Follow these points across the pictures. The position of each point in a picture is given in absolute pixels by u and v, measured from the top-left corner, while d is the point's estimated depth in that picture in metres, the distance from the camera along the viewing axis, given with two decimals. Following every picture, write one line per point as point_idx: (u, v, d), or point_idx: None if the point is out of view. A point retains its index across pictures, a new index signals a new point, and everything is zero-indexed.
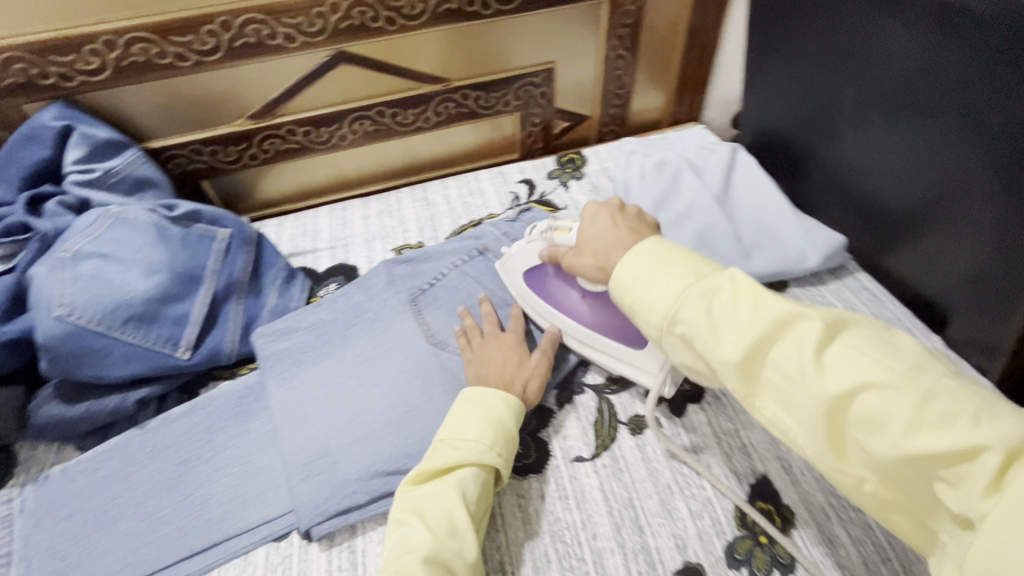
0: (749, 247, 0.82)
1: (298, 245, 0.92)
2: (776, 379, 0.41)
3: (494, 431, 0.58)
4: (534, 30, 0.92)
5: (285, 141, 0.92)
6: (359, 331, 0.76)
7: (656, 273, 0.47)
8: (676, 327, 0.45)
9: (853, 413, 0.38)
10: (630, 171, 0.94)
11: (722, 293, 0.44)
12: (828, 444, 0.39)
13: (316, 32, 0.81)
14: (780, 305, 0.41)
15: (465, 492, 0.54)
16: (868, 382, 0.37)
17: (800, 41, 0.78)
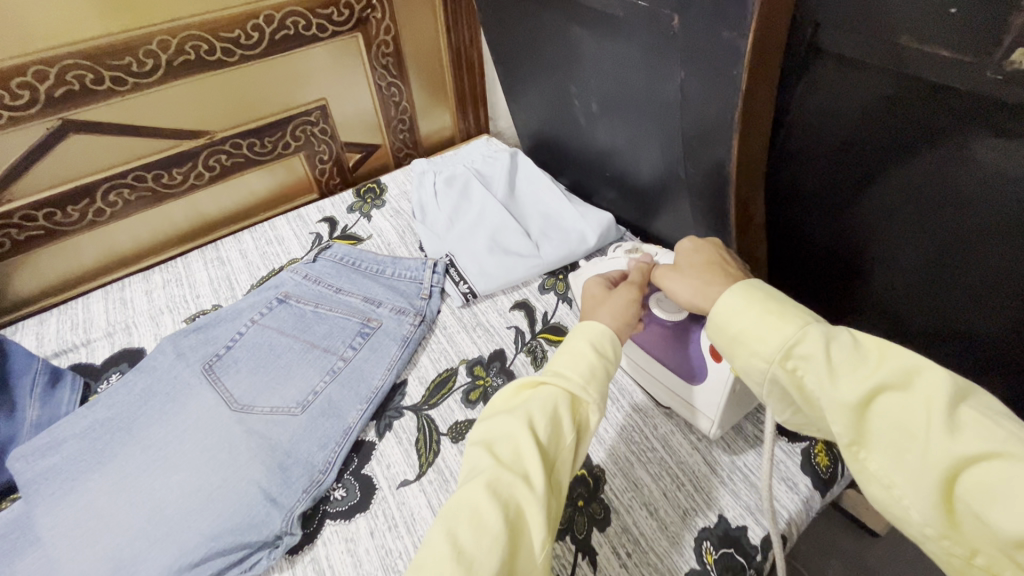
0: (537, 239, 0.89)
1: (66, 341, 0.81)
2: (892, 434, 0.38)
3: (593, 363, 0.50)
4: (295, 71, 0.91)
5: (25, 230, 0.81)
6: (149, 418, 0.68)
7: (760, 306, 0.45)
8: (788, 360, 0.42)
9: (970, 479, 0.35)
10: (423, 190, 0.97)
11: (840, 338, 0.41)
12: (934, 503, 0.36)
13: (24, 104, 0.72)
14: (915, 359, 0.38)
15: (536, 426, 0.47)
16: (1001, 450, 0.34)
17: (522, 60, 0.88)
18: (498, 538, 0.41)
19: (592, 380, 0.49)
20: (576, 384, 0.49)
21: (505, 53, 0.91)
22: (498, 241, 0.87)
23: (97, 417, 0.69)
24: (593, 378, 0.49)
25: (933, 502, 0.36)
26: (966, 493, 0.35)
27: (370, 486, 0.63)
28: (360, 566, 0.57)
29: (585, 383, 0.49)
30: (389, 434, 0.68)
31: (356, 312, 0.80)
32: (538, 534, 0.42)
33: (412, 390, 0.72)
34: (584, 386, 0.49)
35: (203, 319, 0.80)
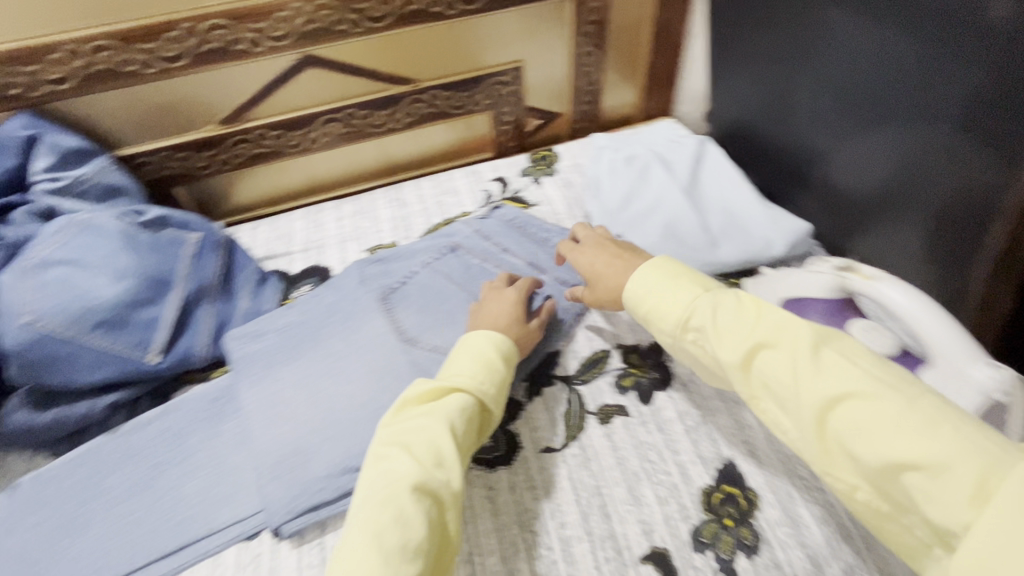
0: (716, 236, 0.83)
1: (272, 248, 0.92)
2: (772, 385, 0.46)
3: (491, 365, 0.61)
4: (502, 30, 0.93)
5: (256, 146, 0.92)
6: (332, 331, 0.76)
7: (668, 279, 0.56)
8: (688, 329, 0.53)
9: (835, 420, 0.42)
10: (600, 166, 0.95)
11: (725, 303, 0.52)
12: (816, 445, 0.43)
13: (280, 36, 0.81)
14: (778, 317, 0.48)
15: (453, 426, 0.55)
16: (851, 391, 0.42)
17: (756, 40, 0.82)
18: (420, 547, 0.46)
19: (496, 383, 0.60)
20: (483, 387, 0.59)
21: (743, 31, 0.84)
22: (675, 231, 0.83)
23: (293, 320, 0.78)
24: (489, 377, 0.60)
25: (818, 444, 0.43)
26: (839, 433, 0.42)
27: (516, 444, 0.65)
28: (497, 515, 0.59)
29: (484, 386, 0.59)
30: (538, 399, 0.68)
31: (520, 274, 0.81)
32: (450, 517, 0.51)
33: (565, 361, 0.72)
34: (495, 390, 0.60)
35: (381, 253, 0.86)
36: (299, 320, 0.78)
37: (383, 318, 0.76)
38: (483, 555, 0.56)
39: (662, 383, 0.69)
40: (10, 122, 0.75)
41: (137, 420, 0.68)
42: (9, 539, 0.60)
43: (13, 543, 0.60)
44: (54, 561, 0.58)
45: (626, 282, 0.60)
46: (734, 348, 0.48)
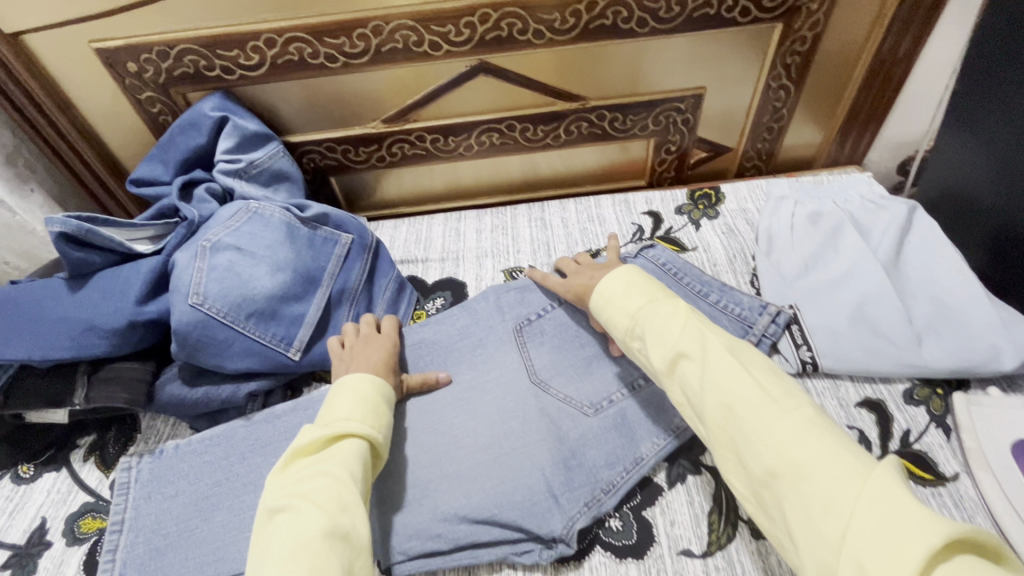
0: (920, 330, 0.69)
1: (410, 252, 0.91)
2: (685, 390, 0.50)
3: (377, 409, 0.59)
4: (692, 52, 0.83)
5: (413, 147, 0.91)
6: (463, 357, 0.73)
7: (623, 289, 0.60)
8: (634, 337, 0.57)
9: (728, 423, 0.45)
10: (777, 220, 0.83)
11: (662, 310, 0.55)
12: (716, 447, 0.47)
13: (461, 41, 0.77)
14: (698, 328, 0.52)
15: (350, 471, 0.51)
16: (743, 398, 0.45)
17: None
18: None
19: (382, 427, 0.58)
20: (375, 432, 0.56)
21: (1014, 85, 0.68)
22: (867, 318, 0.70)
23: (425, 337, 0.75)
24: (376, 421, 0.57)
25: (719, 447, 0.47)
26: (733, 436, 0.45)
27: (650, 536, 0.57)
28: None
29: (367, 424, 0.56)
30: (679, 487, 0.60)
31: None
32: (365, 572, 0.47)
33: (715, 449, 0.63)
34: (382, 434, 0.57)
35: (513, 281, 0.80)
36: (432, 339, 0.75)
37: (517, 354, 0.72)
38: None
39: None
40: (204, 102, 0.78)
41: (270, 411, 0.68)
42: (147, 506, 0.63)
43: (150, 511, 0.62)
44: (182, 539, 0.60)
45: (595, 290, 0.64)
46: (661, 354, 0.52)
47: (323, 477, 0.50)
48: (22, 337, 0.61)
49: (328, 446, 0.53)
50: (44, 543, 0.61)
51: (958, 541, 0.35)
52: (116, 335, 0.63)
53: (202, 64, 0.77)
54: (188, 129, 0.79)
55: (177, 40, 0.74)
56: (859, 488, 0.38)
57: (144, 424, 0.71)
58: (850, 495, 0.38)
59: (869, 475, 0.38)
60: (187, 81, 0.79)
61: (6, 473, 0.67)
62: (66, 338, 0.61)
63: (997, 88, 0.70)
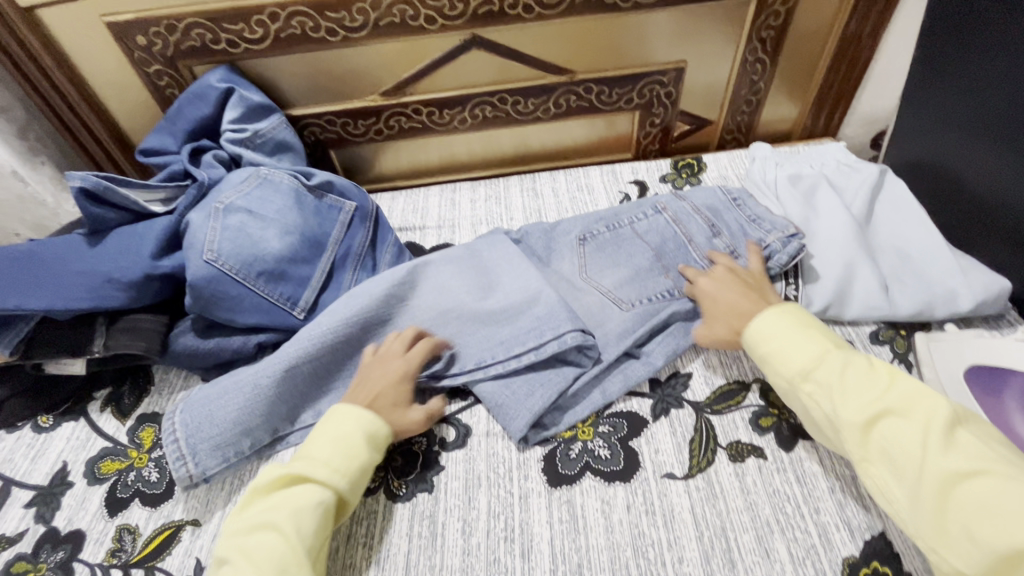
0: (888, 279, 0.74)
1: (407, 220, 0.94)
2: (892, 447, 0.48)
3: (351, 452, 0.57)
4: (674, 27, 0.88)
5: (409, 120, 0.95)
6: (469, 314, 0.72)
7: (794, 331, 0.58)
8: (809, 380, 0.55)
9: (961, 493, 0.44)
10: (759, 181, 0.88)
11: (855, 361, 0.54)
12: (933, 513, 0.45)
13: (455, 16, 0.82)
14: (908, 386, 0.51)
15: (301, 529, 0.51)
16: (982, 469, 0.44)
17: (983, 64, 0.71)
18: None
19: (352, 474, 0.56)
20: (340, 481, 0.55)
21: (966, 51, 0.73)
22: (841, 264, 0.74)
23: (433, 279, 0.74)
24: (341, 464, 0.56)
25: (935, 515, 0.45)
26: (960, 501, 0.44)
27: (636, 461, 0.62)
28: (611, 532, 0.57)
29: (336, 473, 0.55)
30: (663, 420, 0.65)
31: (704, 255, 0.77)
32: None
33: (696, 386, 0.67)
34: (342, 477, 0.55)
35: (600, 211, 0.87)
36: (476, 293, 0.73)
37: (571, 285, 0.78)
38: (592, 569, 0.55)
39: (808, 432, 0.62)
40: (210, 74, 0.82)
41: None
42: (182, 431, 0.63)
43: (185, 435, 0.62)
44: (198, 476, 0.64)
45: (747, 326, 0.62)
46: (860, 407, 0.50)
47: (267, 532, 0.51)
48: (43, 288, 0.64)
49: (283, 490, 0.54)
50: (67, 483, 0.65)
51: None
52: (133, 287, 0.66)
53: (208, 38, 0.81)
54: (196, 101, 0.82)
55: (185, 15, 0.78)
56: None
57: (157, 377, 0.75)
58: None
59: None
60: (194, 55, 0.83)
61: (27, 423, 0.71)
62: (86, 290, 0.65)
63: (954, 52, 0.76)
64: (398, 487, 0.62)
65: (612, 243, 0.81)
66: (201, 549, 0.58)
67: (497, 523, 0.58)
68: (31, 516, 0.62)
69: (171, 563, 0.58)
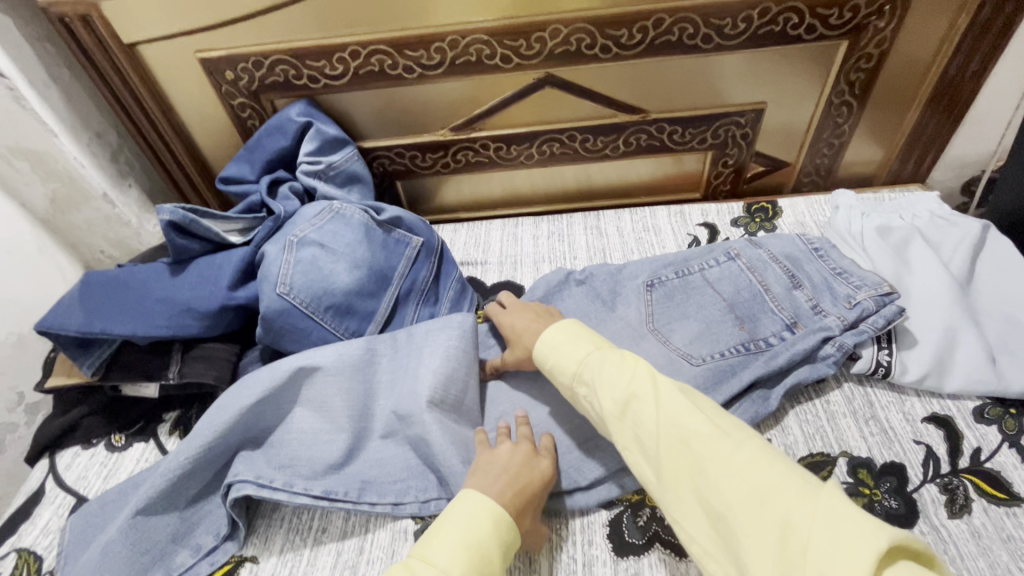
0: (993, 349, 0.67)
1: (469, 254, 0.94)
2: (640, 432, 0.50)
3: (482, 563, 0.48)
4: (757, 68, 0.85)
5: (476, 154, 0.95)
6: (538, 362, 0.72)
7: (567, 337, 0.59)
8: (580, 383, 0.56)
9: (687, 462, 0.46)
10: (843, 232, 0.83)
11: (609, 357, 0.55)
12: (671, 487, 0.47)
13: (531, 55, 0.81)
14: (648, 371, 0.53)
15: None
16: (699, 432, 0.47)
17: None
18: None
19: None
20: None
21: None
22: (942, 330, 0.68)
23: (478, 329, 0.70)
24: None
25: (674, 487, 0.47)
26: (687, 469, 0.46)
27: None
28: None
29: None
30: None
31: (784, 308, 0.72)
32: None
33: None
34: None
35: (670, 255, 0.84)
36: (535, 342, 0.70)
37: (639, 334, 0.74)
38: None
39: (903, 518, 0.57)
40: (291, 108, 0.85)
41: None
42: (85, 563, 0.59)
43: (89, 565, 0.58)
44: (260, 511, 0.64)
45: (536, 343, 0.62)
46: (613, 396, 0.52)
47: None
48: (129, 314, 0.66)
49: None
50: None
51: (897, 551, 0.37)
52: (210, 316, 0.68)
53: (292, 74, 0.83)
54: (275, 133, 0.85)
55: (273, 52, 0.80)
56: (811, 503, 0.39)
57: None
58: (806, 519, 0.38)
59: (821, 496, 0.39)
60: (277, 89, 0.85)
61: (100, 441, 0.73)
62: (166, 318, 0.67)
63: None
64: None
65: (681, 286, 0.78)
66: None
67: None
68: None
69: None
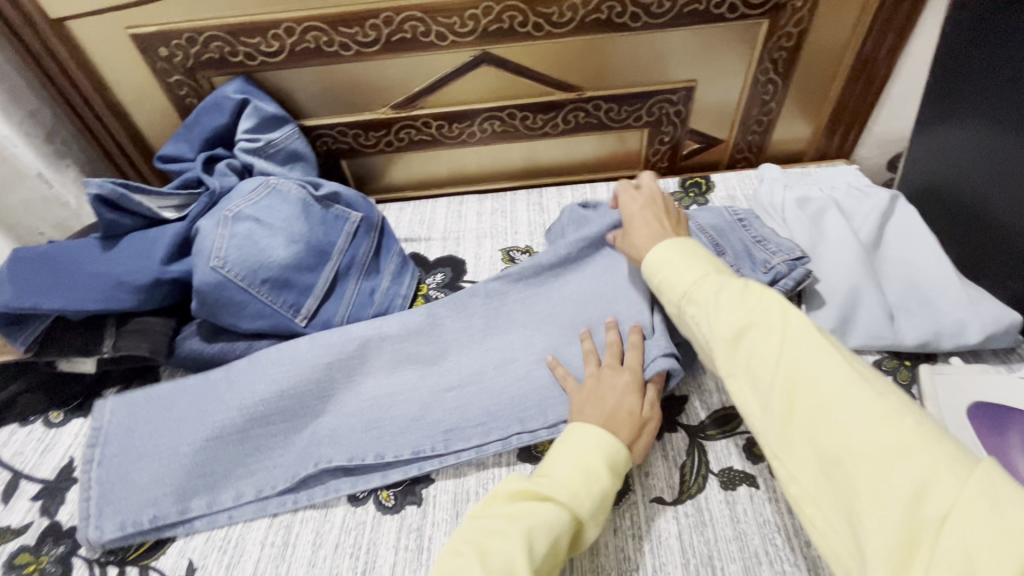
0: (893, 308, 0.73)
1: (414, 231, 0.96)
2: (752, 364, 0.46)
3: (591, 477, 0.53)
4: (686, 47, 0.89)
5: (419, 133, 0.97)
6: (471, 326, 0.74)
7: (682, 257, 0.58)
8: (689, 302, 0.54)
9: (808, 402, 0.42)
10: (767, 204, 0.87)
11: (729, 285, 0.52)
12: (779, 425, 0.44)
13: (466, 32, 0.83)
14: (777, 301, 0.48)
15: (533, 543, 0.47)
16: (832, 377, 0.42)
17: (997, 93, 0.70)
18: None
19: (591, 498, 0.52)
20: (576, 504, 0.51)
21: (982, 80, 0.72)
22: (847, 290, 0.72)
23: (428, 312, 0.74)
24: (584, 490, 0.52)
25: (784, 427, 0.43)
26: (809, 412, 0.42)
27: (625, 483, 0.62)
28: (596, 555, 0.57)
29: (577, 497, 0.51)
30: (656, 443, 0.65)
31: None
32: None
33: (691, 411, 0.67)
34: (590, 510, 0.52)
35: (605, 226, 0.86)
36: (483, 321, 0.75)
37: None
38: None
39: None
40: (227, 85, 0.85)
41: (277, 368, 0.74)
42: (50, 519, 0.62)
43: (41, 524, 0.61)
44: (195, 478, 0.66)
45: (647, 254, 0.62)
46: (726, 319, 0.49)
47: (495, 538, 0.48)
48: (59, 289, 0.67)
49: (526, 500, 0.51)
50: (72, 479, 0.67)
51: None
52: (143, 291, 0.69)
53: (227, 50, 0.83)
54: (212, 111, 0.85)
55: (205, 28, 0.80)
56: (962, 479, 0.35)
57: (163, 378, 0.77)
58: (950, 493, 0.34)
59: (980, 474, 0.35)
60: (212, 67, 0.85)
61: (39, 418, 0.74)
62: (98, 292, 0.67)
63: (969, 81, 0.74)
64: (387, 499, 0.63)
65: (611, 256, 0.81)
66: (193, 550, 0.61)
67: None
68: (36, 510, 0.65)
69: (164, 562, 0.60)
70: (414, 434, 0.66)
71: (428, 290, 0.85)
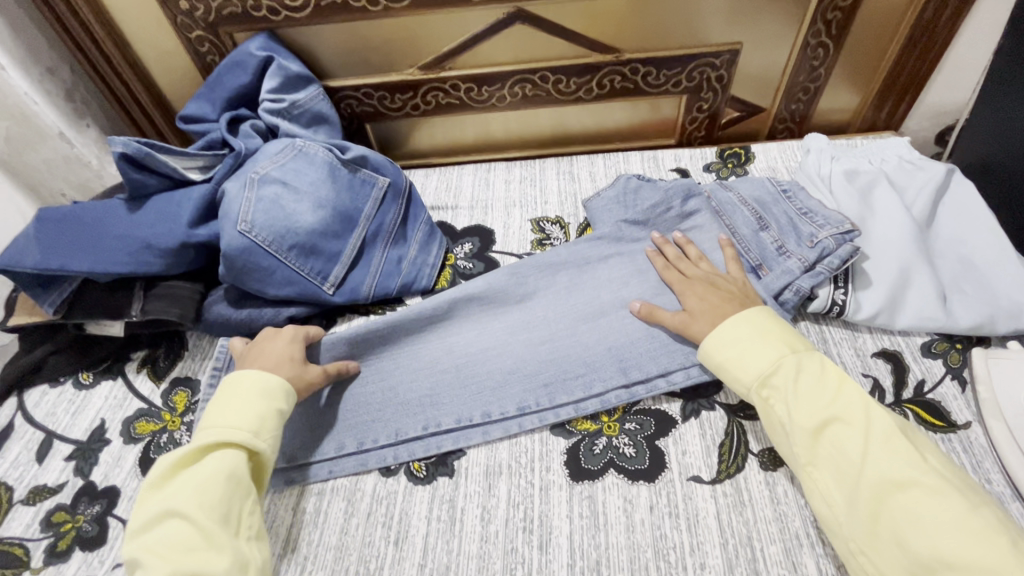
0: (946, 287, 0.69)
1: (440, 199, 0.93)
2: (840, 460, 0.51)
3: (236, 410, 0.56)
4: (732, 6, 0.83)
5: (447, 96, 0.93)
6: (502, 298, 0.72)
7: (754, 335, 0.59)
8: (765, 386, 0.56)
9: (898, 503, 0.48)
10: (813, 174, 0.83)
11: (808, 370, 0.55)
12: (868, 522, 0.48)
13: None
14: (858, 396, 0.53)
15: (203, 500, 0.50)
16: (918, 481, 0.48)
17: None
18: None
19: (252, 425, 0.56)
20: (245, 438, 0.54)
21: None
22: (897, 268, 0.69)
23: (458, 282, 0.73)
24: (236, 424, 0.55)
25: (873, 525, 0.48)
26: (895, 514, 0.47)
27: (662, 462, 0.60)
28: (632, 531, 0.56)
29: (240, 432, 0.55)
30: (693, 421, 0.63)
31: (750, 251, 0.72)
32: None
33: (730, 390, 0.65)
34: (254, 433, 0.55)
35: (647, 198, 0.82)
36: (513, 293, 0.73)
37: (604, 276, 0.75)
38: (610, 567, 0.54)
39: None
40: (251, 42, 0.81)
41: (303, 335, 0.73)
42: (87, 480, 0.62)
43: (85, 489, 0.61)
44: None
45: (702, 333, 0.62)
46: (813, 415, 0.53)
47: (172, 516, 0.49)
48: (86, 251, 0.66)
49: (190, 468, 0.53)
50: (103, 440, 0.68)
51: None
52: (170, 254, 0.67)
53: (249, 5, 0.79)
54: (235, 69, 0.82)
55: None
56: None
57: (191, 342, 0.76)
58: None
59: None
60: (234, 22, 0.82)
61: (68, 379, 0.74)
62: (125, 255, 0.66)
63: None
64: (419, 470, 0.62)
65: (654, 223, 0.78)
66: None
67: (516, 513, 0.58)
68: (71, 469, 0.66)
69: None
70: (446, 404, 0.65)
71: (455, 259, 0.83)
